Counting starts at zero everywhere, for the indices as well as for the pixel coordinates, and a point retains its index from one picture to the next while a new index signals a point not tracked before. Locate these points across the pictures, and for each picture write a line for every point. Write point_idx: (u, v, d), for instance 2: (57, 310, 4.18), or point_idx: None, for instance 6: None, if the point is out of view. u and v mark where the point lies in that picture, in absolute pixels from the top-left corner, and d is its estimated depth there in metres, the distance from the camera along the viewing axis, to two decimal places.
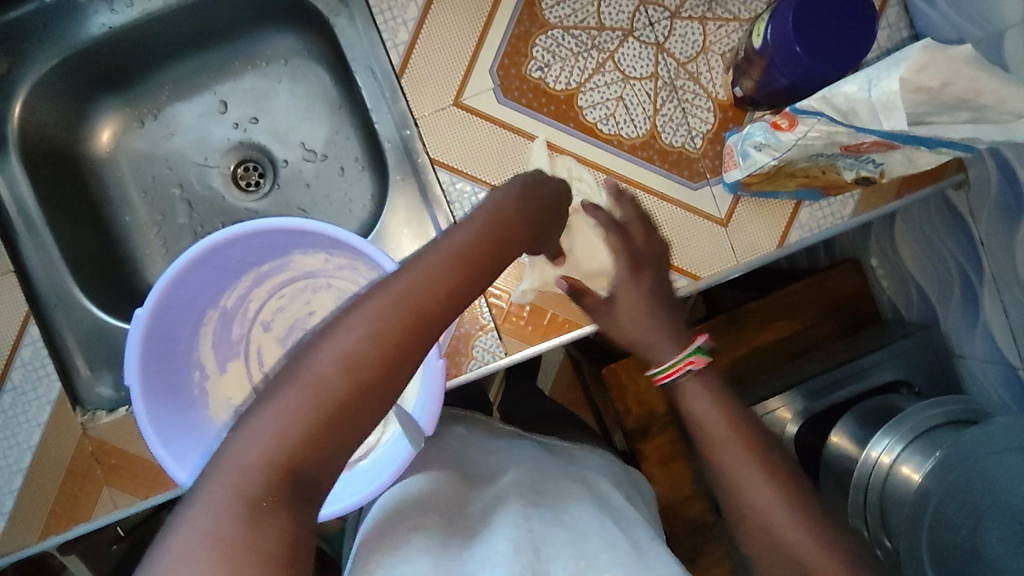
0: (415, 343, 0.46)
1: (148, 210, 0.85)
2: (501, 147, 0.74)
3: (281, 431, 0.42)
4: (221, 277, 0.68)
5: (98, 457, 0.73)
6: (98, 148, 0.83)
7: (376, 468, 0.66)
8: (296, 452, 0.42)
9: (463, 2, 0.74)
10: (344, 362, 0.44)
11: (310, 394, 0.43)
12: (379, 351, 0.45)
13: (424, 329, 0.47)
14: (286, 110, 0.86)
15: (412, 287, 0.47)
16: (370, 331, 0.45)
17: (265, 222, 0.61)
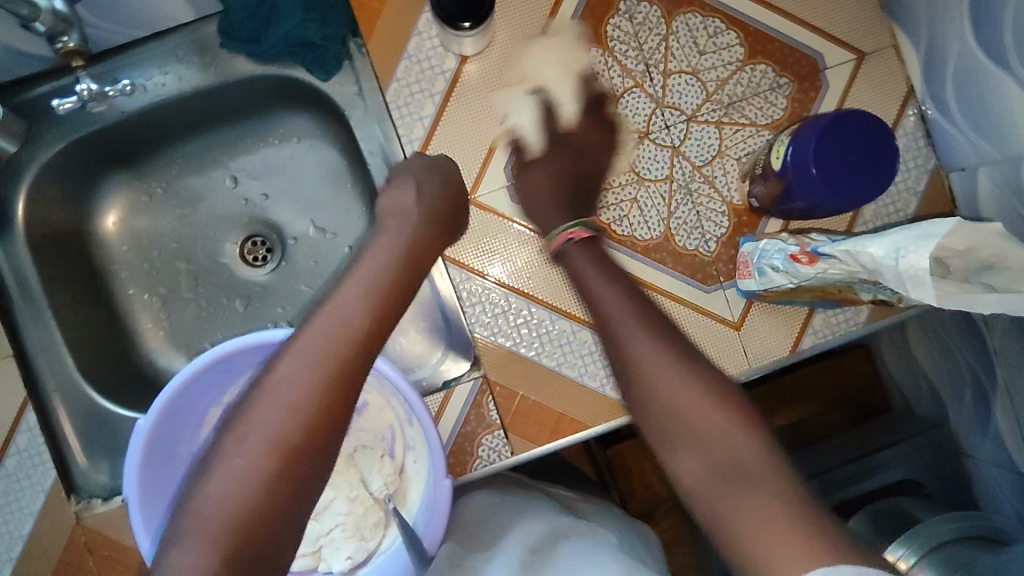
0: (341, 392, 0.54)
1: (154, 283, 0.84)
2: (512, 246, 0.74)
3: (228, 520, 0.49)
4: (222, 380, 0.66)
5: (90, 548, 0.71)
6: (104, 220, 0.82)
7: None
8: (245, 521, 0.49)
9: (481, 100, 0.74)
10: (274, 437, 0.51)
11: (245, 479, 0.50)
12: (301, 418, 0.52)
13: (345, 377, 0.55)
14: (298, 188, 0.86)
15: (327, 339, 0.55)
16: (295, 395, 0.52)
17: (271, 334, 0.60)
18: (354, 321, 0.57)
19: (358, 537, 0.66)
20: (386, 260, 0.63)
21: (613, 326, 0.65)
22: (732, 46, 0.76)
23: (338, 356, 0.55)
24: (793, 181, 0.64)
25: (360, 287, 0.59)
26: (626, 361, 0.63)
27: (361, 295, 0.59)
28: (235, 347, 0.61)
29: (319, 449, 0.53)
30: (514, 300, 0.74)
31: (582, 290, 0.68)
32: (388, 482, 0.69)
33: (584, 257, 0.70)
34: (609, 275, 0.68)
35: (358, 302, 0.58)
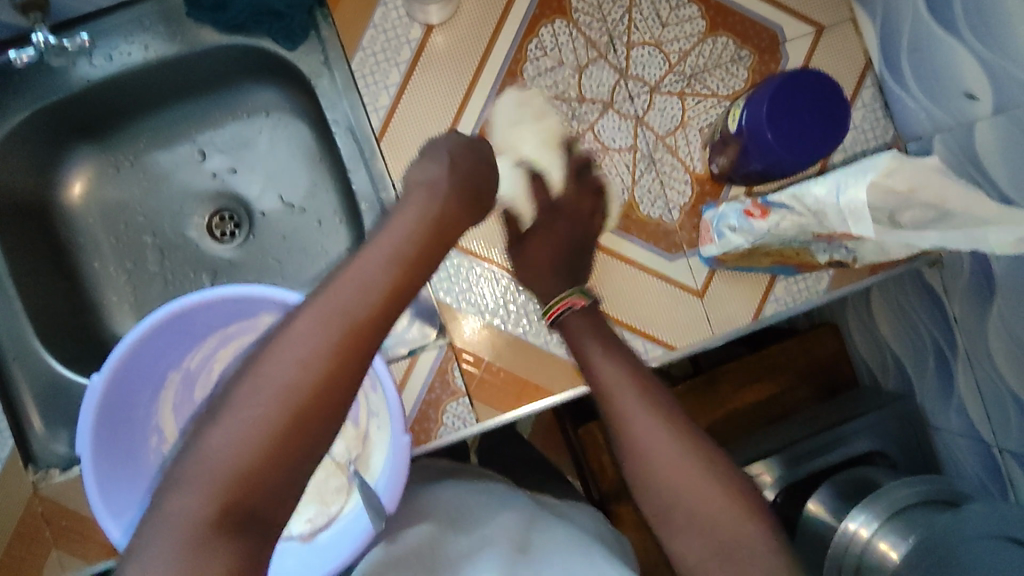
0: (356, 356, 0.52)
1: (119, 257, 0.83)
2: None
3: (226, 474, 0.46)
4: (182, 339, 0.65)
5: (47, 518, 0.70)
6: (70, 193, 0.82)
7: (321, 552, 0.63)
8: (242, 476, 0.46)
9: (446, 69, 0.74)
10: (282, 395, 0.48)
11: (247, 432, 0.47)
12: (311, 379, 0.49)
13: (363, 341, 0.52)
14: (267, 161, 0.86)
15: (348, 302, 0.53)
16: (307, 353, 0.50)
17: (229, 291, 0.60)
18: (373, 290, 0.54)
19: (319, 502, 0.68)
20: (406, 226, 0.60)
21: (611, 398, 0.66)
22: (693, 18, 0.77)
23: (358, 319, 0.52)
24: (749, 142, 0.65)
25: (381, 253, 0.57)
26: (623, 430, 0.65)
27: (382, 264, 0.56)
28: (193, 304, 0.61)
29: (327, 413, 0.50)
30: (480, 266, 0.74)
31: (581, 361, 0.69)
32: (352, 448, 0.70)
33: (582, 325, 0.70)
34: (606, 347, 0.69)
35: (378, 266, 0.56)
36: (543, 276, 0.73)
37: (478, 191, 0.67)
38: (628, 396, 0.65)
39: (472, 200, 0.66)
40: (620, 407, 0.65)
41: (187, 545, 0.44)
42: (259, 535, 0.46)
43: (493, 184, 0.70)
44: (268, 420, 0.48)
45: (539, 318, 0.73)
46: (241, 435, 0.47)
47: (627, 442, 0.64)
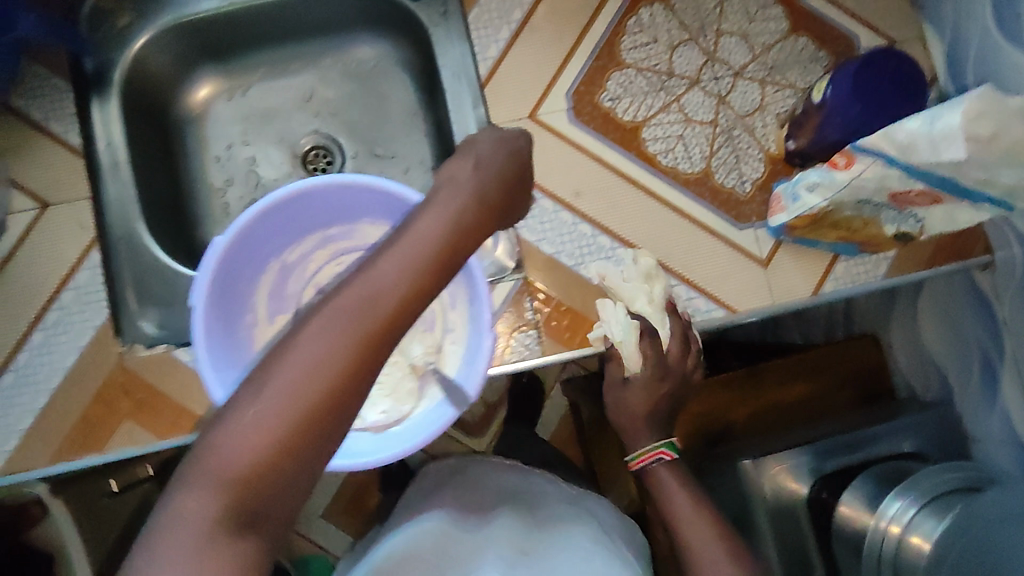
0: (374, 354, 0.47)
1: (220, 174, 0.89)
2: (566, 164, 0.80)
3: (233, 478, 0.42)
4: (307, 219, 0.71)
5: (127, 389, 0.73)
6: (187, 109, 0.89)
7: (402, 435, 0.66)
8: (248, 483, 0.42)
9: (552, 32, 0.82)
10: (288, 404, 0.43)
11: (258, 434, 0.42)
12: (319, 385, 0.44)
13: (384, 338, 0.48)
14: (368, 107, 0.92)
15: (369, 293, 0.48)
16: (329, 350, 0.45)
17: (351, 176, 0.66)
18: (396, 280, 0.49)
19: (393, 398, 0.70)
20: (437, 222, 0.55)
21: (677, 515, 0.71)
22: (778, 18, 0.85)
23: (377, 315, 0.48)
24: (830, 116, 0.71)
25: (406, 248, 0.52)
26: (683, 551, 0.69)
27: (409, 257, 0.51)
28: (316, 185, 0.66)
29: (341, 414, 0.45)
30: (563, 211, 0.79)
31: (665, 497, 0.74)
32: (428, 354, 0.73)
33: (671, 478, 0.74)
34: (682, 490, 0.73)
35: (405, 257, 0.51)
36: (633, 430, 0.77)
37: (515, 188, 0.66)
38: (695, 521, 0.70)
39: (493, 203, 0.61)
40: (693, 534, 0.69)
41: (194, 550, 0.40)
42: (266, 543, 0.43)
43: (524, 196, 0.69)
44: (280, 421, 0.43)
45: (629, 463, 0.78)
46: (251, 436, 0.42)
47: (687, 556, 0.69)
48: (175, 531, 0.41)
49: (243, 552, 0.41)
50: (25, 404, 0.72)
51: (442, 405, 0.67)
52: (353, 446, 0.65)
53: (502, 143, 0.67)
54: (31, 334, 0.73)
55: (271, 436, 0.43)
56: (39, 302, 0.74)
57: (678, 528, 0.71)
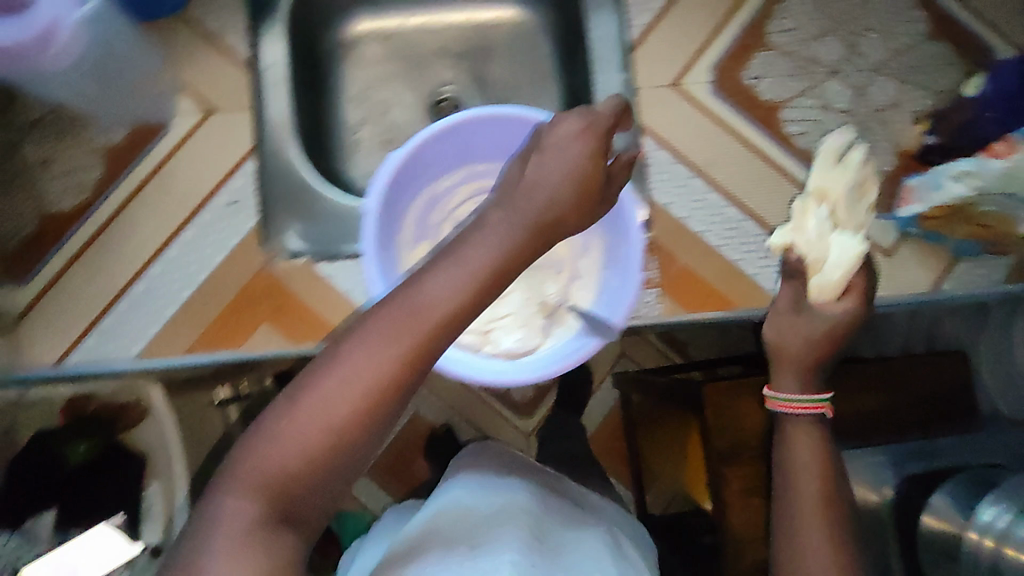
0: (413, 374, 0.44)
1: (358, 108, 0.93)
2: (703, 133, 0.82)
3: (269, 483, 0.42)
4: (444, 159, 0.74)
5: (267, 294, 0.78)
6: (335, 44, 0.93)
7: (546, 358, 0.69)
8: (282, 490, 0.42)
9: (702, 7, 0.84)
10: (324, 422, 0.42)
11: (292, 448, 0.42)
12: (353, 406, 0.43)
13: (427, 358, 0.44)
14: (498, 62, 0.94)
15: (414, 313, 0.44)
16: (366, 371, 0.43)
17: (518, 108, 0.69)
18: (448, 298, 0.45)
19: (526, 330, 0.73)
20: (510, 224, 0.48)
21: (799, 493, 0.61)
22: (925, 20, 0.86)
23: (421, 333, 0.44)
24: (984, 108, 0.76)
25: (466, 256, 0.47)
26: (784, 513, 0.60)
27: (468, 272, 0.46)
28: (483, 116, 0.70)
29: (370, 435, 0.44)
30: (697, 179, 0.81)
31: (793, 467, 0.62)
32: (560, 294, 0.75)
33: (815, 454, 0.63)
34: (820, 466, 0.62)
35: (461, 271, 0.46)
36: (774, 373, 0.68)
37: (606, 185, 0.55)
38: (811, 500, 0.60)
39: (580, 202, 0.52)
40: (789, 502, 0.61)
41: (229, 551, 0.41)
42: (301, 543, 0.43)
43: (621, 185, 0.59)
44: (313, 437, 0.42)
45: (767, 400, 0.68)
46: (286, 447, 0.42)
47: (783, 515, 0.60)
48: (213, 528, 0.41)
49: (280, 549, 0.42)
50: (170, 295, 0.77)
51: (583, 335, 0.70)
52: (493, 365, 0.68)
53: (588, 126, 0.53)
54: (184, 231, 0.78)
55: (304, 452, 0.42)
56: (194, 201, 0.78)
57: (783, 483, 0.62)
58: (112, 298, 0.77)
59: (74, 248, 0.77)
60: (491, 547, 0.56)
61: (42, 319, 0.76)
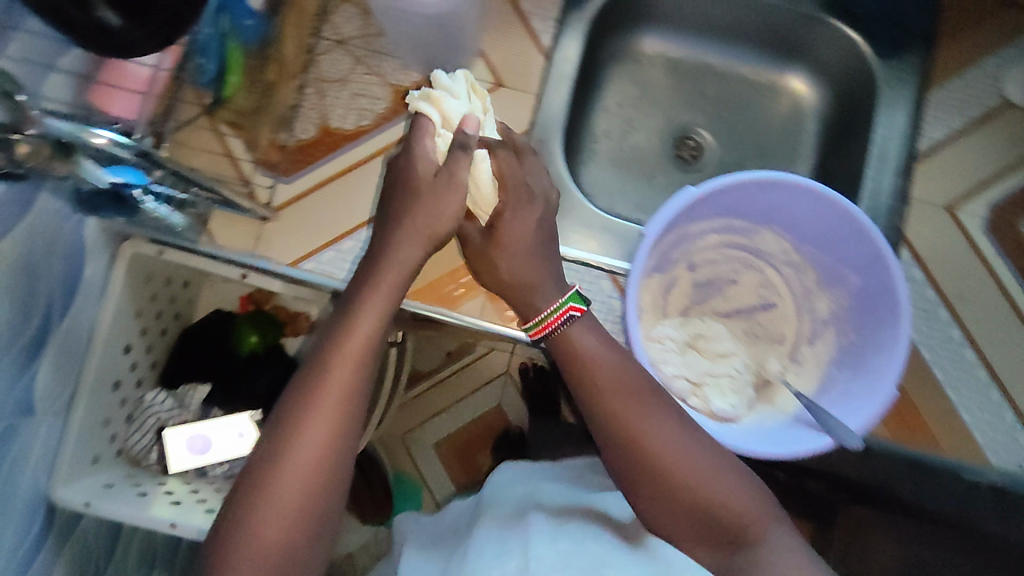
0: (347, 409, 0.57)
1: (610, 124, 0.97)
2: (959, 266, 0.80)
3: (266, 541, 0.53)
4: (715, 209, 0.74)
5: None
6: (612, 57, 0.96)
7: (780, 439, 0.67)
8: (279, 540, 0.53)
9: (998, 143, 0.82)
10: (294, 471, 0.55)
11: (279, 503, 0.54)
12: (312, 452, 0.55)
13: (350, 391, 0.57)
14: (751, 122, 0.95)
15: (329, 363, 0.58)
16: (314, 423, 0.56)
17: (826, 189, 0.66)
18: (353, 340, 0.59)
19: (740, 397, 0.72)
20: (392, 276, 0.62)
21: (619, 414, 0.58)
22: None
23: (347, 375, 0.57)
24: None
25: (367, 313, 0.60)
26: (601, 412, 0.59)
27: (357, 320, 0.60)
28: (782, 183, 0.68)
29: (335, 463, 0.56)
30: (942, 309, 0.78)
31: (578, 372, 0.61)
32: (781, 370, 0.75)
33: (593, 334, 0.63)
34: (609, 351, 0.62)
35: (363, 323, 0.60)
36: (526, 290, 0.67)
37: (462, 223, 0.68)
38: (629, 398, 0.58)
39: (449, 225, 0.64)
40: (632, 415, 0.57)
41: None
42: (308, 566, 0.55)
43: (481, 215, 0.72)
44: (290, 487, 0.54)
45: (529, 331, 0.66)
46: (274, 505, 0.54)
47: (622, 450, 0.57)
48: None
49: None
50: None
51: (814, 425, 0.68)
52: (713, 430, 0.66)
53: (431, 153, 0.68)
54: None
55: (290, 501, 0.54)
56: None
57: (604, 399, 0.59)
58: (359, 224, 0.81)
59: (342, 164, 0.81)
60: (526, 535, 0.60)
61: (293, 220, 0.80)
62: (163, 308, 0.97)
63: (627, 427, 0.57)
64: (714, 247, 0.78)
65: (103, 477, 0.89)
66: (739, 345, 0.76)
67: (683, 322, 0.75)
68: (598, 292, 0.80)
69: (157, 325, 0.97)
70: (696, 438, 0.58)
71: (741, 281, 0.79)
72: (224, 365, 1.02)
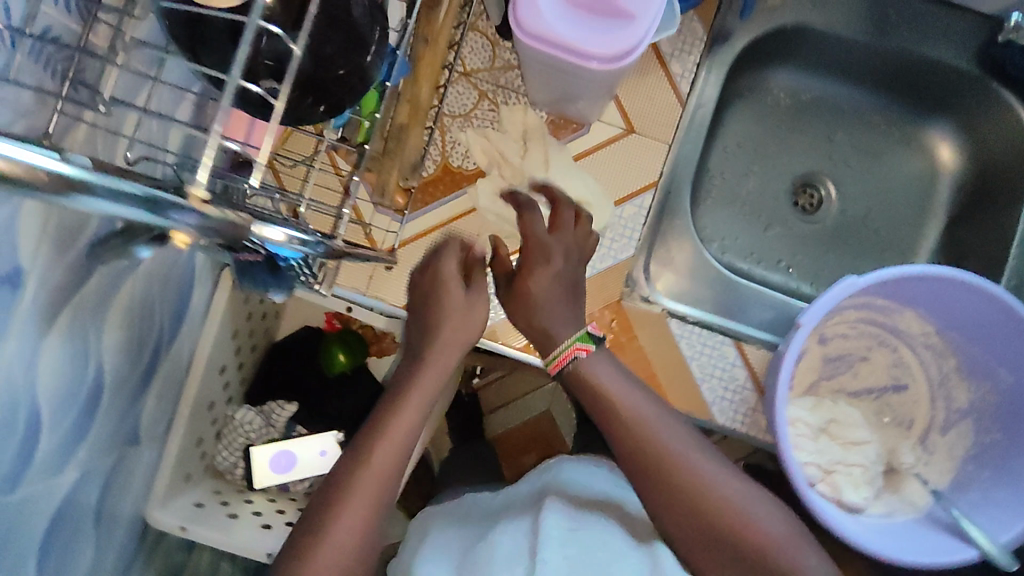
0: (397, 447, 0.57)
1: (728, 164, 0.92)
2: None
3: None
4: (863, 289, 0.70)
5: (615, 329, 0.77)
6: (739, 94, 0.90)
7: (924, 542, 0.64)
8: None
9: None
10: (330, 527, 0.52)
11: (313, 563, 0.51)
12: (360, 493, 0.54)
13: (405, 428, 0.58)
14: (878, 177, 0.91)
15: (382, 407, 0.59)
16: (360, 463, 0.55)
17: (999, 294, 0.62)
18: (413, 380, 0.61)
19: (867, 486, 0.70)
20: (456, 325, 0.63)
21: (665, 456, 0.57)
22: None
23: (405, 412, 0.58)
24: None
25: (427, 362, 0.61)
26: (639, 455, 0.58)
27: (414, 367, 0.61)
28: (949, 281, 0.64)
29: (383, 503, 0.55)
30: None
31: (605, 412, 0.60)
32: (909, 462, 0.73)
33: (615, 373, 0.62)
34: (629, 388, 0.61)
35: (421, 374, 0.61)
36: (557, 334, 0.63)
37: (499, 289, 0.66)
38: (670, 438, 0.58)
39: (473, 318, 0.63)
40: (675, 457, 0.57)
41: None
42: None
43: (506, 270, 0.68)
44: (326, 539, 0.52)
45: (545, 364, 0.64)
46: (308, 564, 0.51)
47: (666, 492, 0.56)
48: None
49: None
50: None
51: (955, 529, 0.65)
52: (856, 531, 0.64)
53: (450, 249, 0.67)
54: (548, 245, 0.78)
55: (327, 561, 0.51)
56: None
57: (628, 438, 0.59)
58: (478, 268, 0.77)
59: (460, 208, 0.77)
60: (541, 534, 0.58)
61: (407, 262, 0.77)
62: (255, 325, 0.96)
63: (662, 470, 0.57)
64: (848, 322, 0.75)
65: (195, 495, 0.89)
66: (872, 433, 0.73)
67: (817, 405, 0.73)
68: (720, 358, 0.77)
69: (248, 342, 0.96)
70: (738, 479, 0.58)
71: (873, 359, 0.76)
72: (309, 382, 1.02)
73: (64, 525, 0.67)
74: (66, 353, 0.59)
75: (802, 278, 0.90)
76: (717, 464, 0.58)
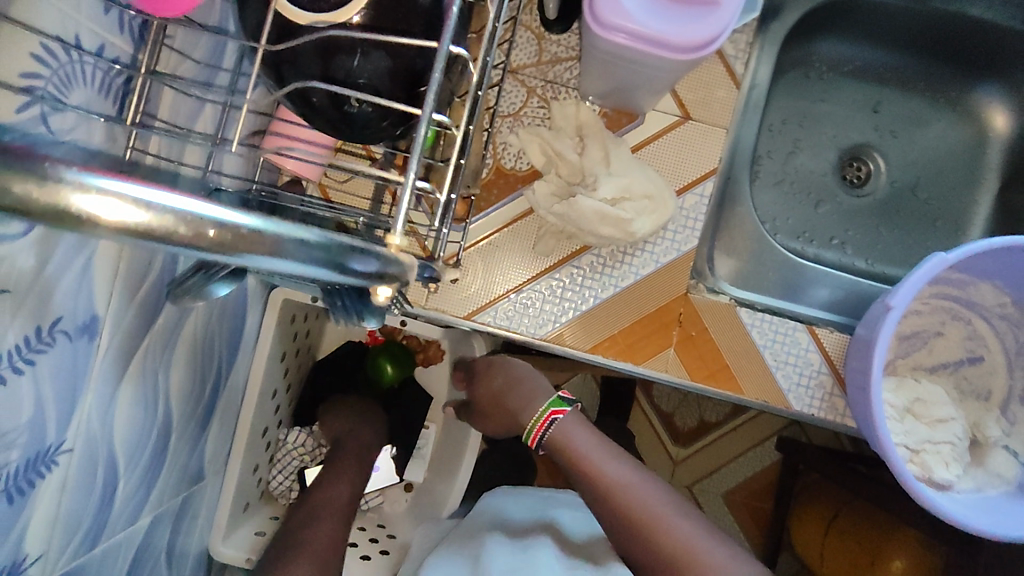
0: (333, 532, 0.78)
1: (775, 143, 0.89)
2: None
3: None
4: None
5: (683, 322, 0.75)
6: (782, 71, 0.88)
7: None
8: None
9: None
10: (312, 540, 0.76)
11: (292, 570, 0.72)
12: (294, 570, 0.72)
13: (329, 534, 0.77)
14: (925, 146, 0.90)
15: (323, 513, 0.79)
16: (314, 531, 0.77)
17: None
18: (337, 494, 0.82)
19: (956, 462, 0.69)
20: (341, 481, 0.84)
21: (616, 499, 0.68)
22: None
23: (326, 518, 0.79)
24: None
25: (341, 483, 0.84)
26: (599, 498, 0.69)
27: (345, 473, 0.85)
28: None
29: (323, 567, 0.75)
30: None
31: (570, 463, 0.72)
32: (993, 434, 0.72)
33: (579, 428, 0.75)
34: (600, 451, 0.72)
35: (342, 484, 0.83)
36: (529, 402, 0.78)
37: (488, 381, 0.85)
38: (620, 485, 0.69)
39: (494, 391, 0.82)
40: (626, 497, 0.68)
41: None
42: None
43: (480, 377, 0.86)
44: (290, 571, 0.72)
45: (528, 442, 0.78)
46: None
47: (617, 528, 0.68)
48: None
49: None
50: (592, 288, 0.75)
51: None
52: (957, 509, 0.63)
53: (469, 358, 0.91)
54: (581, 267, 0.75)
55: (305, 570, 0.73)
56: None
57: (601, 496, 0.69)
58: (542, 271, 0.75)
59: (516, 210, 0.75)
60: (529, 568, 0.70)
61: (469, 269, 0.74)
62: (300, 344, 0.93)
63: (618, 509, 0.68)
64: (919, 298, 0.75)
65: (255, 523, 0.87)
66: (956, 409, 0.73)
67: (899, 384, 0.73)
68: (794, 345, 0.75)
69: (296, 361, 0.93)
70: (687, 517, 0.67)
71: (946, 333, 0.76)
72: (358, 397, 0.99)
73: (142, 569, 0.64)
74: (139, 395, 0.56)
75: (857, 254, 0.89)
76: (662, 502, 0.68)
